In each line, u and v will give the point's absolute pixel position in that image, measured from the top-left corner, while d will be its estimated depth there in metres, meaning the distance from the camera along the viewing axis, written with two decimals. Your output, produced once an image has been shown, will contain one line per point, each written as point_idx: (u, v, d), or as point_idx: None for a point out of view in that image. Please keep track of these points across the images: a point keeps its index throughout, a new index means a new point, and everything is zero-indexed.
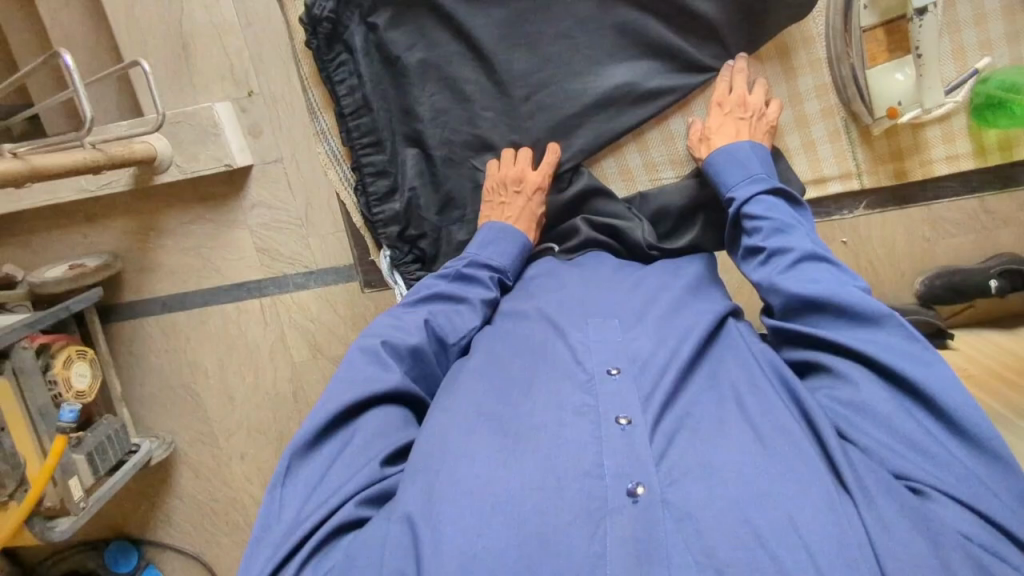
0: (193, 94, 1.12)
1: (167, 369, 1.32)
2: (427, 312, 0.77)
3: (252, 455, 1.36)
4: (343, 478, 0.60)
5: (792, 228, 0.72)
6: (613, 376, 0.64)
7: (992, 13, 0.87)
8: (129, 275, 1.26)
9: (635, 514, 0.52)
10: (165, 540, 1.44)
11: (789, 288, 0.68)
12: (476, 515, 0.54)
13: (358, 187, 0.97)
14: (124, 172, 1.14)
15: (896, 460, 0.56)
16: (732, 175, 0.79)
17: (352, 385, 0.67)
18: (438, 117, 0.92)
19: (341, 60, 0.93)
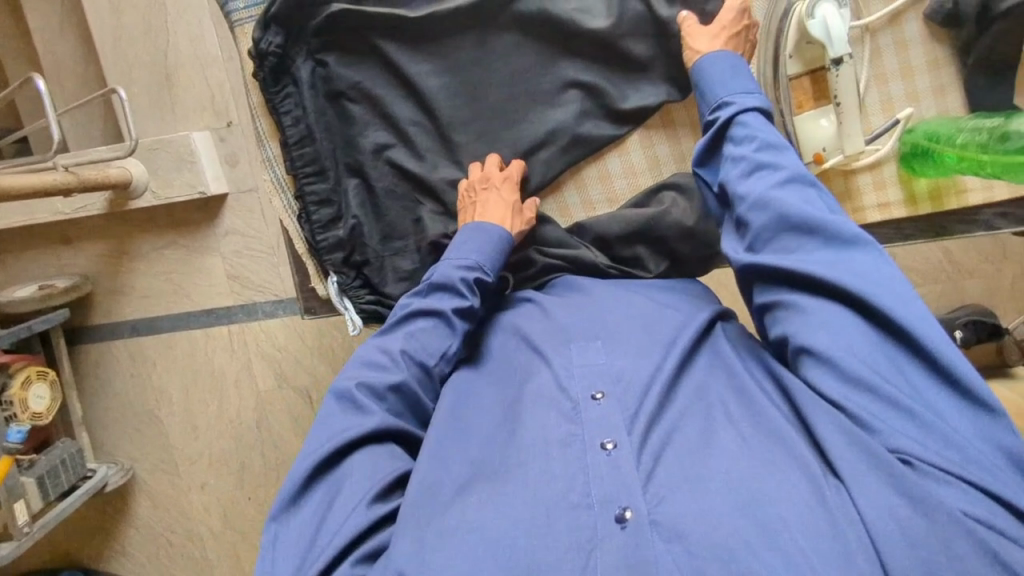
0: (172, 123, 1.15)
1: (131, 394, 1.31)
2: (399, 338, 0.67)
3: (212, 485, 1.34)
4: (327, 534, 0.54)
5: (781, 143, 0.62)
6: (598, 401, 0.58)
7: None
8: (99, 297, 1.27)
9: (623, 539, 0.48)
10: (119, 570, 1.40)
11: (779, 208, 0.58)
12: (464, 567, 0.48)
13: (300, 215, 0.82)
14: (99, 197, 1.15)
15: (888, 425, 0.49)
16: (721, 84, 0.67)
17: (332, 433, 0.60)
18: (383, 153, 0.80)
19: (287, 92, 0.79)
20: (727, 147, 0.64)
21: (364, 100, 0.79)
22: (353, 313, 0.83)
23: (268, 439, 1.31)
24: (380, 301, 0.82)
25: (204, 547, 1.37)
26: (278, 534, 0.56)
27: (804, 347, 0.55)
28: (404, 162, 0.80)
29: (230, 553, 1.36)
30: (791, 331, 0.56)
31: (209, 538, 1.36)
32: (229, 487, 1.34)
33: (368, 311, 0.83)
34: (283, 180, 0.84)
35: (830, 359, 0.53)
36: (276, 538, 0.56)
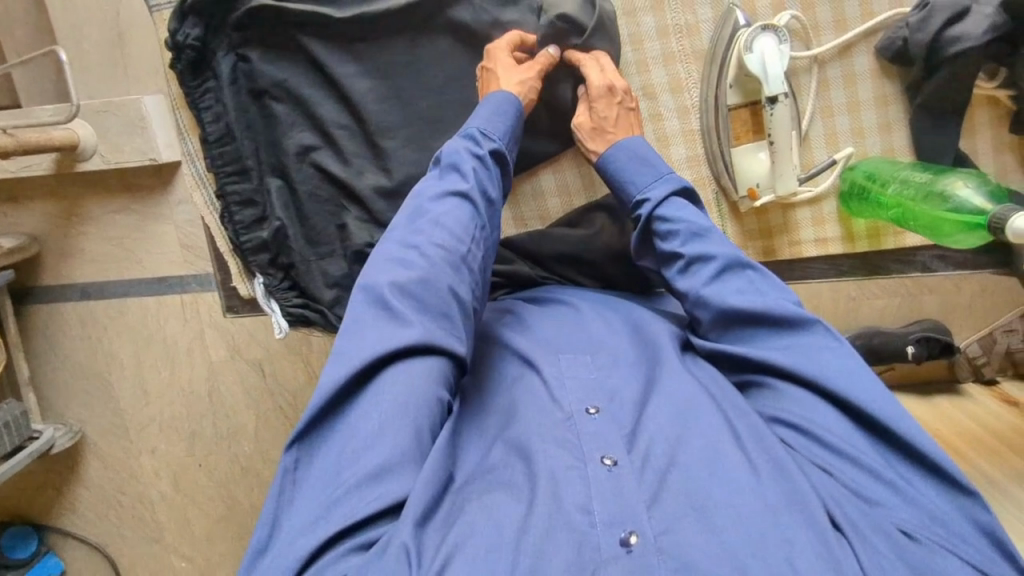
0: (121, 85, 1.10)
1: (81, 357, 1.29)
2: (435, 225, 0.66)
3: (163, 451, 1.34)
4: (340, 489, 0.49)
5: (711, 233, 0.72)
6: (592, 415, 0.61)
7: (892, 96, 0.93)
8: (48, 258, 1.24)
9: (629, 564, 0.47)
10: (69, 527, 1.41)
11: (726, 301, 0.67)
12: (484, 563, 0.47)
13: (224, 215, 0.89)
14: (44, 157, 1.11)
15: (864, 485, 0.55)
16: (642, 175, 0.77)
17: (362, 343, 0.56)
18: (306, 153, 0.86)
19: (207, 87, 0.85)
20: (656, 243, 0.74)
21: (289, 100, 0.85)
22: (280, 315, 0.91)
23: (220, 409, 1.30)
24: (307, 304, 0.90)
25: (154, 509, 1.38)
26: (282, 491, 0.52)
27: (778, 418, 0.62)
28: (329, 166, 0.86)
29: (180, 517, 1.38)
30: (762, 408, 0.65)
31: (159, 501, 1.37)
32: (180, 454, 1.34)
33: (293, 309, 0.90)
34: (205, 176, 0.91)
35: (806, 429, 0.60)
36: (279, 500, 0.52)
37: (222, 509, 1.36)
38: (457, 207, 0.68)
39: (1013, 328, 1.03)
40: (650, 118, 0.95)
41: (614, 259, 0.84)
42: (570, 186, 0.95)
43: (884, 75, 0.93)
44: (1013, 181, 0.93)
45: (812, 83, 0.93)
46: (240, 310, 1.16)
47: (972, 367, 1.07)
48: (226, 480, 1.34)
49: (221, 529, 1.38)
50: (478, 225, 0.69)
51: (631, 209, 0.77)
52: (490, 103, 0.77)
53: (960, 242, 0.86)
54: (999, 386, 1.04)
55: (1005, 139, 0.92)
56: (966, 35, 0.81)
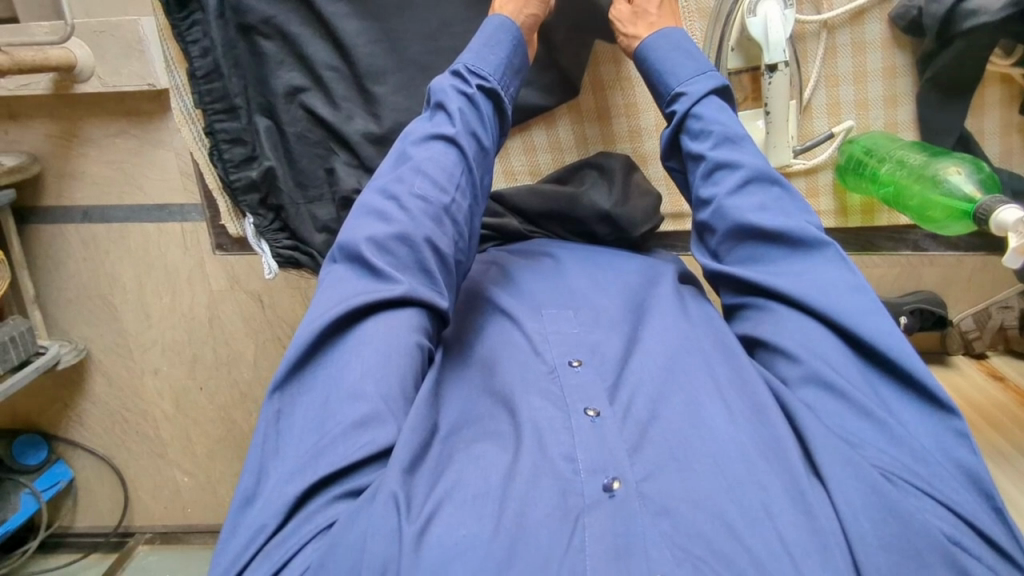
0: (116, 4, 1.07)
1: (84, 278, 1.31)
2: (415, 175, 0.66)
3: (165, 372, 1.38)
4: (328, 436, 0.51)
5: (741, 141, 0.71)
6: (575, 368, 0.61)
7: (902, 68, 0.89)
8: (49, 178, 1.24)
9: (611, 509, 0.49)
10: (77, 438, 1.46)
11: (744, 212, 0.66)
12: (472, 508, 0.49)
13: (212, 153, 0.87)
14: (43, 77, 1.10)
15: (848, 426, 0.54)
16: (686, 68, 0.76)
17: (339, 298, 0.59)
18: (295, 95, 0.85)
19: (194, 19, 0.82)
20: (685, 140, 0.74)
21: (278, 38, 0.84)
22: (270, 256, 0.90)
23: (220, 336, 1.33)
24: (297, 246, 0.89)
25: (158, 428, 1.43)
26: (270, 438, 0.55)
27: (777, 347, 0.61)
28: (318, 108, 0.85)
29: (182, 435, 1.43)
30: (759, 332, 0.63)
31: (162, 420, 1.42)
32: (182, 376, 1.38)
33: (283, 251, 0.90)
34: (192, 112, 0.88)
35: (801, 360, 0.59)
36: (267, 446, 0.54)
37: (221, 430, 1.42)
38: (442, 155, 0.68)
39: (1010, 304, 1.01)
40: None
41: (603, 219, 0.83)
42: (562, 142, 0.94)
43: (897, 45, 0.89)
44: (1016, 164, 0.91)
45: (819, 49, 0.89)
46: (228, 248, 1.25)
47: (963, 340, 1.05)
48: (226, 404, 1.39)
49: (222, 448, 1.44)
50: (464, 174, 0.69)
51: (667, 105, 0.76)
52: (483, 40, 0.76)
53: (942, 229, 0.85)
54: (989, 360, 1.04)
55: (1014, 119, 0.89)
56: (983, 9, 0.76)
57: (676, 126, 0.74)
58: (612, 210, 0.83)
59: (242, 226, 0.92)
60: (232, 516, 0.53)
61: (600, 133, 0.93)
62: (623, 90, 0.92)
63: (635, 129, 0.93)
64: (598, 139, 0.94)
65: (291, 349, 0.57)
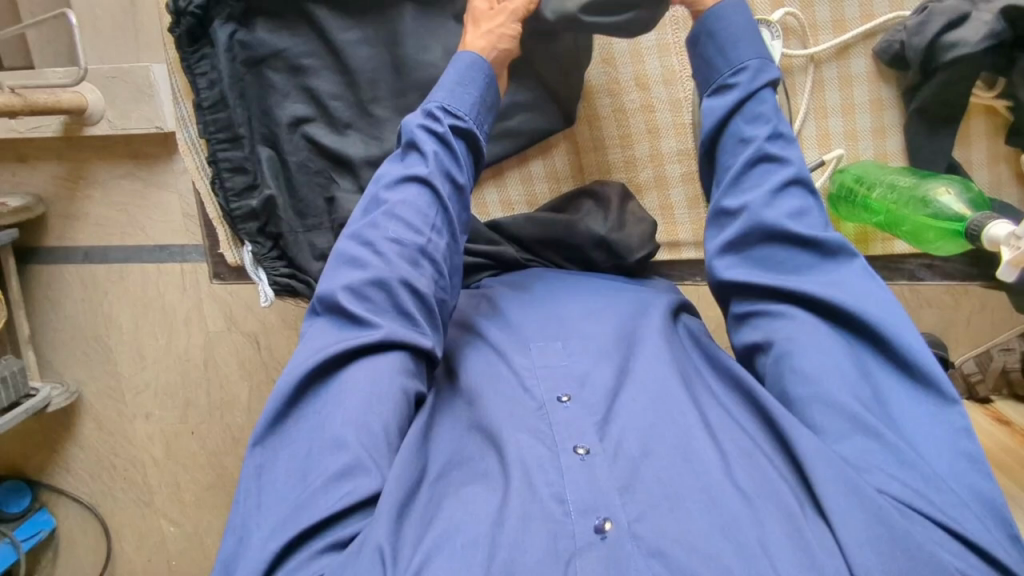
0: (127, 50, 1.11)
1: (81, 319, 1.31)
2: (389, 217, 0.65)
3: (157, 416, 1.35)
4: (309, 491, 0.50)
5: (793, 142, 0.67)
6: (564, 404, 0.59)
7: (887, 101, 0.92)
8: (53, 220, 1.26)
9: (603, 553, 0.48)
10: (62, 485, 1.42)
11: (786, 214, 0.63)
12: (462, 557, 0.47)
13: (214, 182, 0.88)
14: (54, 119, 1.14)
15: (857, 453, 0.52)
16: (746, 49, 0.70)
17: (318, 349, 0.58)
18: (299, 125, 0.87)
19: (204, 54, 0.85)
20: (738, 123, 0.68)
21: (286, 69, 0.86)
22: (267, 284, 0.91)
23: (214, 377, 1.31)
24: (294, 274, 0.90)
25: (145, 474, 1.39)
26: (252, 492, 0.53)
27: (791, 371, 0.58)
28: (322, 137, 0.87)
29: (170, 482, 1.39)
30: (776, 333, 0.60)
31: (151, 466, 1.39)
32: (173, 420, 1.35)
33: (280, 279, 0.90)
34: (197, 142, 0.90)
35: (817, 386, 0.55)
36: (248, 501, 0.53)
37: (211, 477, 1.38)
38: (416, 197, 0.67)
39: (1012, 348, 1.01)
40: (641, 108, 0.94)
41: (599, 246, 0.83)
42: (558, 171, 0.96)
43: (882, 79, 0.92)
44: (1006, 193, 0.92)
45: (807, 82, 0.93)
46: (226, 277, 1.16)
47: (967, 384, 1.03)
48: (217, 449, 1.36)
49: (211, 497, 1.39)
50: (440, 214, 0.68)
51: (723, 80, 0.70)
52: (452, 78, 0.73)
53: (935, 248, 0.87)
54: (993, 405, 1.01)
55: (1001, 150, 0.91)
56: (963, 41, 0.80)
57: (730, 108, 0.68)
58: (608, 236, 0.83)
59: (240, 254, 0.93)
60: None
61: (595, 162, 0.95)
62: (618, 123, 0.94)
63: (629, 159, 0.95)
64: (593, 168, 0.96)
65: (272, 399, 0.56)
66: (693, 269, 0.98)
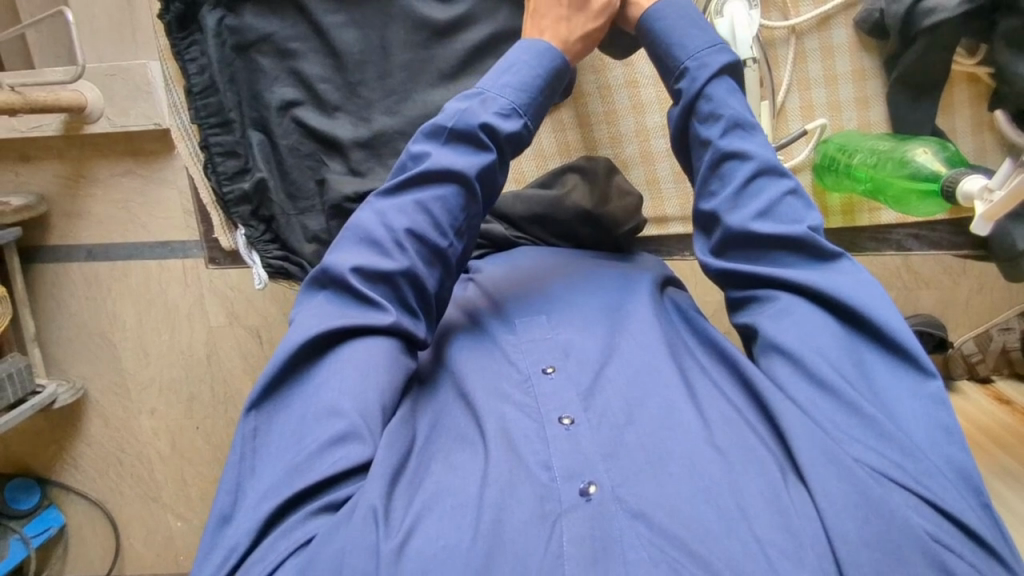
0: (124, 46, 1.12)
1: (84, 316, 1.32)
2: (417, 209, 0.62)
3: (161, 412, 1.36)
4: (303, 454, 0.50)
5: (754, 131, 0.64)
6: (548, 375, 0.60)
7: (870, 72, 0.92)
8: (56, 219, 1.28)
9: (587, 513, 0.48)
10: (70, 482, 1.44)
11: (750, 215, 0.61)
12: (453, 520, 0.48)
13: (206, 167, 0.90)
14: (55, 118, 1.16)
15: (836, 424, 0.52)
16: (695, 40, 0.67)
17: (319, 321, 0.58)
18: (288, 108, 0.88)
19: (194, 40, 0.86)
20: (694, 124, 0.66)
21: (273, 53, 0.87)
22: (261, 267, 0.93)
23: (217, 372, 1.33)
24: (287, 256, 0.92)
25: (151, 470, 1.41)
26: (246, 458, 0.54)
27: (773, 345, 0.57)
28: (311, 119, 0.88)
29: (177, 477, 1.41)
30: (758, 320, 0.60)
31: (157, 462, 1.40)
32: (178, 415, 1.36)
33: (274, 262, 0.92)
34: (190, 128, 0.92)
35: (799, 359, 0.55)
36: (242, 466, 0.54)
37: (216, 472, 1.39)
38: (449, 196, 0.63)
39: (1011, 327, 1.00)
40: (626, 84, 0.94)
41: (584, 221, 0.84)
42: (545, 150, 0.97)
43: (864, 48, 0.92)
44: (992, 161, 0.92)
45: (789, 55, 0.93)
46: (221, 261, 1.15)
47: (967, 364, 1.03)
48: (222, 443, 1.37)
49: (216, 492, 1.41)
50: (468, 215, 0.65)
51: (676, 84, 0.67)
52: (517, 76, 0.66)
53: (912, 208, 0.90)
54: (994, 385, 1.02)
55: (983, 117, 0.91)
56: (941, 6, 0.79)
57: (686, 111, 0.66)
58: (593, 211, 0.83)
59: (234, 239, 0.95)
60: (208, 536, 0.52)
61: (581, 140, 0.96)
62: (603, 100, 0.95)
63: (615, 135, 0.96)
64: (579, 145, 0.96)
65: (269, 367, 0.57)
66: (684, 244, 0.99)
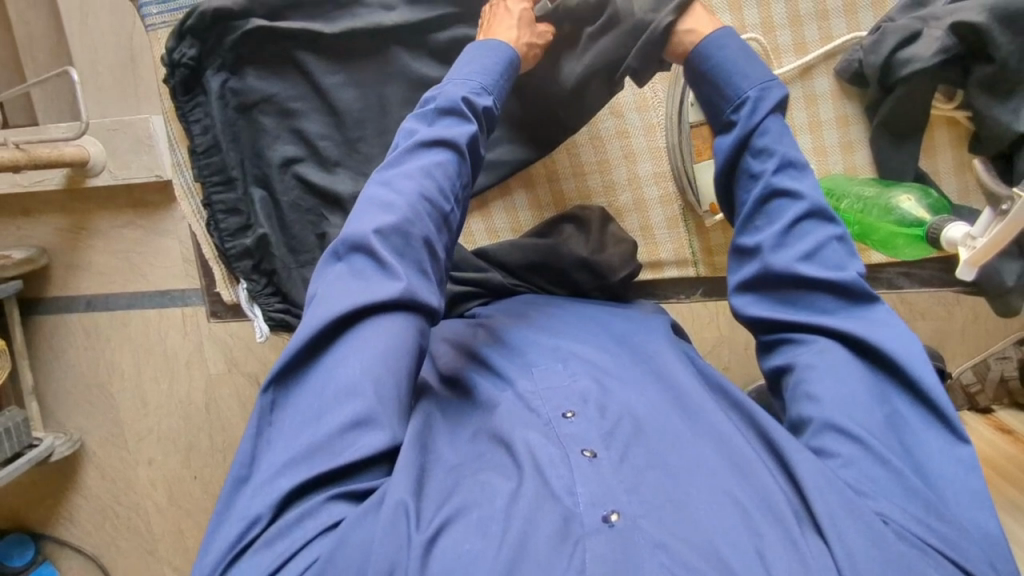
0: (127, 103, 1.15)
1: (83, 367, 1.32)
2: (421, 174, 0.64)
3: (159, 461, 1.35)
4: (321, 436, 0.50)
5: (805, 172, 0.67)
6: (569, 420, 0.59)
7: (852, 117, 0.95)
8: (56, 270, 1.29)
9: (610, 538, 0.47)
10: (65, 536, 1.42)
11: (793, 257, 0.63)
12: (479, 528, 0.49)
13: (210, 223, 0.92)
14: (57, 173, 1.17)
15: (861, 478, 0.51)
16: (757, 71, 0.69)
17: (340, 295, 0.57)
18: (289, 165, 0.90)
19: (198, 102, 0.88)
20: (746, 159, 0.68)
21: (275, 113, 0.89)
22: (262, 320, 0.95)
23: (216, 420, 1.32)
24: (288, 309, 0.93)
25: (149, 522, 1.39)
26: (263, 430, 0.55)
27: (805, 390, 0.58)
28: (312, 175, 0.90)
29: (174, 529, 1.38)
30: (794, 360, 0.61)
31: (154, 513, 1.38)
32: (176, 465, 1.35)
33: (275, 315, 0.93)
34: (193, 186, 0.94)
35: (829, 403, 0.56)
36: (260, 436, 0.54)
37: None
38: (448, 161, 0.66)
39: (1007, 356, 1.01)
40: (617, 134, 0.97)
41: (582, 268, 0.85)
42: (541, 200, 0.99)
43: (846, 96, 0.95)
44: (975, 202, 0.94)
45: None
46: (224, 315, 1.18)
47: (967, 395, 1.04)
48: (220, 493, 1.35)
49: None
50: (461, 184, 0.68)
51: (727, 115, 0.70)
52: (478, 64, 0.72)
53: (900, 253, 0.90)
54: (995, 414, 1.01)
55: (966, 158, 0.93)
56: (917, 56, 0.82)
57: (737, 146, 0.69)
58: (590, 258, 0.85)
59: (236, 293, 0.97)
60: (223, 498, 0.53)
61: (575, 188, 0.98)
62: (593, 147, 0.97)
63: (609, 183, 0.98)
64: (573, 195, 0.98)
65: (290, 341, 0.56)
66: (678, 287, 1.02)
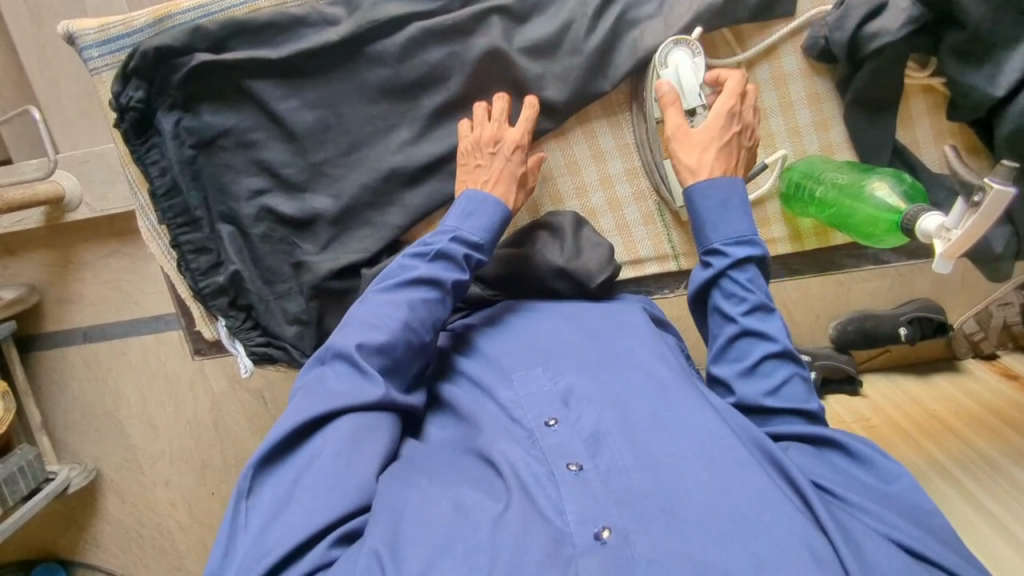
0: (95, 132, 1.13)
1: (88, 398, 1.33)
2: (403, 303, 0.67)
3: (176, 482, 1.37)
4: (304, 511, 0.52)
5: (774, 314, 0.71)
6: (551, 427, 0.59)
7: (825, 93, 0.93)
8: (49, 305, 1.28)
9: (603, 560, 0.48)
10: (94, 561, 1.45)
11: (751, 392, 0.68)
12: (465, 560, 0.48)
13: (180, 264, 0.92)
14: (35, 210, 1.16)
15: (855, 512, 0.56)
16: (741, 223, 0.73)
17: (321, 399, 0.60)
18: (255, 198, 0.89)
19: (153, 144, 0.87)
20: (718, 297, 0.73)
21: (235, 146, 0.87)
22: (245, 354, 0.95)
23: (226, 437, 1.33)
24: (269, 341, 0.94)
25: (173, 539, 1.41)
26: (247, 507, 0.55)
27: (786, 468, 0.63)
28: (281, 206, 0.89)
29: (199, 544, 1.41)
30: None
31: (177, 531, 1.40)
32: (193, 484, 1.37)
33: (257, 349, 0.94)
34: (159, 228, 0.93)
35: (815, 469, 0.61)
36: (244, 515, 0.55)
37: None
38: (430, 302, 0.69)
39: (1009, 302, 1.00)
40: (581, 130, 0.94)
41: (559, 276, 0.83)
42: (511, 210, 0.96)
43: (816, 74, 0.92)
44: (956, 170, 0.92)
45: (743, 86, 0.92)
46: (207, 352, 1.15)
47: (970, 343, 1.03)
48: None
49: None
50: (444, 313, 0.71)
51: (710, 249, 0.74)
52: (474, 221, 0.76)
53: (880, 242, 0.86)
54: (1000, 360, 1.01)
55: (945, 125, 0.91)
56: (884, 30, 0.80)
57: (713, 279, 0.73)
58: (566, 266, 0.83)
59: (216, 329, 0.96)
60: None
61: (546, 193, 0.96)
62: (565, 143, 0.95)
63: (580, 186, 0.96)
64: (545, 202, 0.96)
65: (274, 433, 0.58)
66: (659, 283, 1.01)
